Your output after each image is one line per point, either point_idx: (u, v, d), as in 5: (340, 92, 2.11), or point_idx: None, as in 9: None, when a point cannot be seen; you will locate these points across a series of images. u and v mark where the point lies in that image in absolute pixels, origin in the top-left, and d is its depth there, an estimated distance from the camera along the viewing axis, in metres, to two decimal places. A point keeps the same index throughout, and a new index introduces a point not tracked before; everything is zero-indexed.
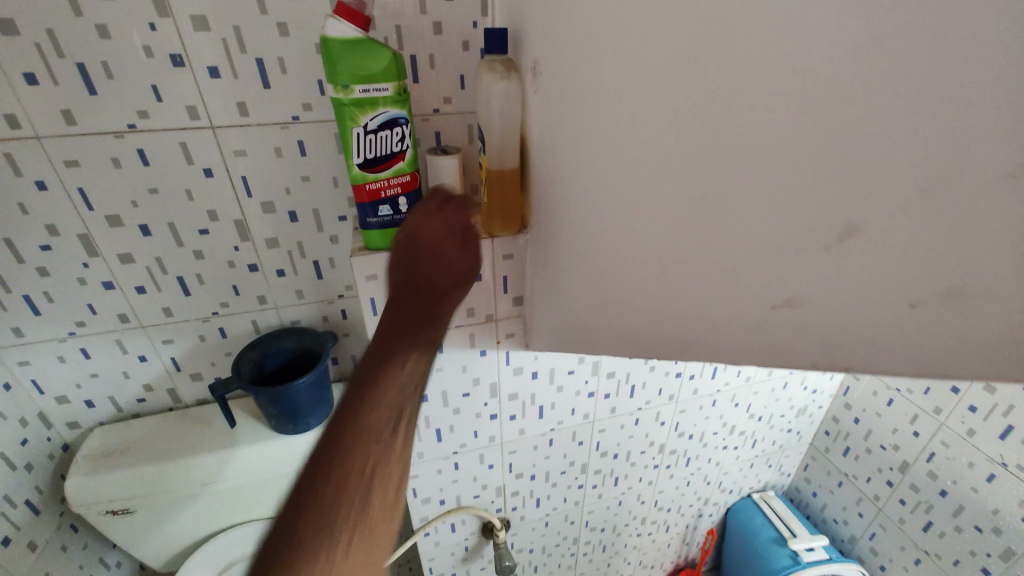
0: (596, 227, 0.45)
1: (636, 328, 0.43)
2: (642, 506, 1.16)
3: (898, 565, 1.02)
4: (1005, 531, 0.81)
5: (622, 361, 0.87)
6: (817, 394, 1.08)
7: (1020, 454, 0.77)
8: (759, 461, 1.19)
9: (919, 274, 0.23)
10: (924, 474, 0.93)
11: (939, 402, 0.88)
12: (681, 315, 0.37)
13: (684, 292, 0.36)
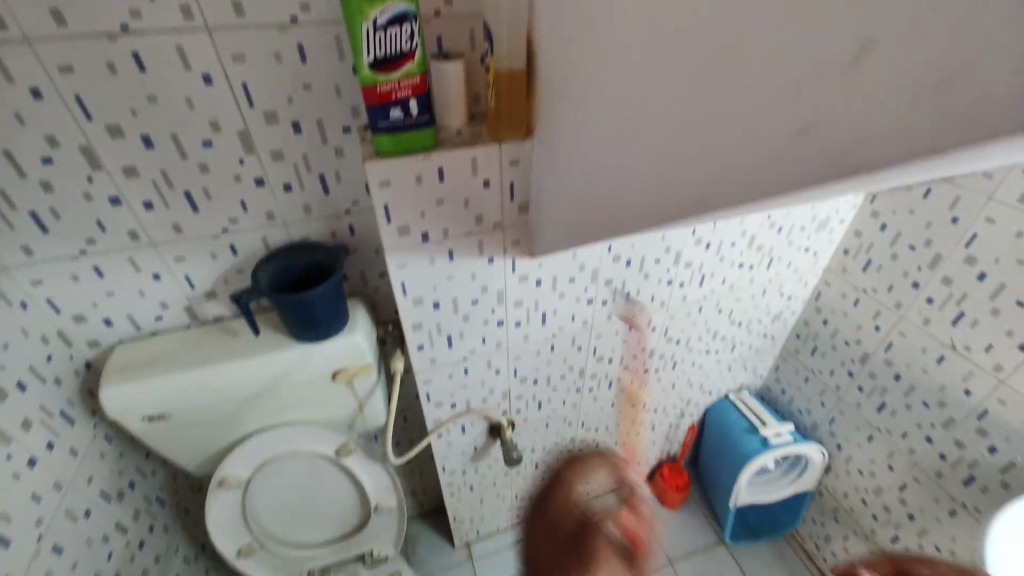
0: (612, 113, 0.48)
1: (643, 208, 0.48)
2: (633, 407, 1.28)
3: (852, 443, 1.18)
4: (948, 404, 0.94)
5: (619, 268, 0.93)
6: (793, 300, 1.18)
7: (971, 336, 0.87)
8: (739, 364, 1.30)
9: (921, 88, 0.21)
10: (882, 363, 1.05)
11: (902, 298, 0.98)
12: (684, 187, 0.41)
13: (691, 161, 0.39)
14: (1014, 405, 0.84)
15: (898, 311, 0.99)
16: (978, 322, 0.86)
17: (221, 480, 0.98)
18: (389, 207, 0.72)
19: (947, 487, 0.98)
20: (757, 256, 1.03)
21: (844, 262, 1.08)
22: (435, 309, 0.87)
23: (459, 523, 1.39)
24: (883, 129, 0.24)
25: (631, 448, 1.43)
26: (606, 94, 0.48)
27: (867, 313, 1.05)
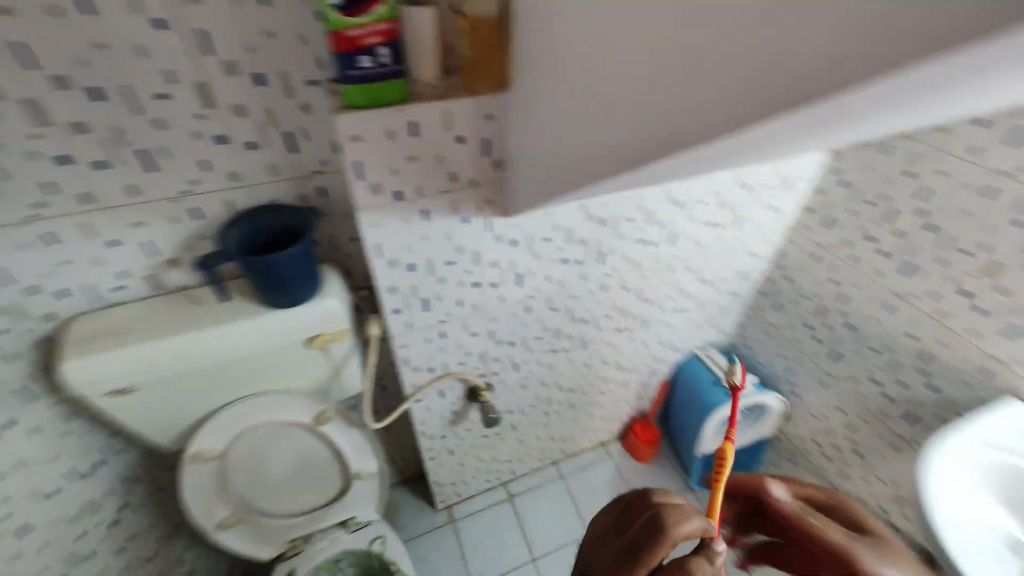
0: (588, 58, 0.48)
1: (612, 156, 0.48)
2: (607, 367, 1.33)
3: (809, 391, 1.27)
4: (895, 348, 1.02)
5: (595, 227, 0.95)
6: (757, 259, 1.23)
7: (918, 285, 0.94)
8: (705, 323, 1.36)
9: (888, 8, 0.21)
10: (837, 314, 1.12)
11: (857, 252, 1.04)
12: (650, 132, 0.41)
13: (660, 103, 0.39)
14: (952, 345, 0.92)
15: (853, 264, 1.06)
16: (924, 271, 0.93)
17: (196, 452, 0.97)
18: (362, 164, 0.70)
19: (891, 424, 1.08)
20: (726, 216, 1.07)
21: (805, 221, 1.13)
22: (412, 270, 0.86)
23: (440, 486, 1.42)
24: (849, 49, 0.23)
25: (604, 406, 1.49)
26: (579, 40, 0.48)
27: (825, 268, 1.12)
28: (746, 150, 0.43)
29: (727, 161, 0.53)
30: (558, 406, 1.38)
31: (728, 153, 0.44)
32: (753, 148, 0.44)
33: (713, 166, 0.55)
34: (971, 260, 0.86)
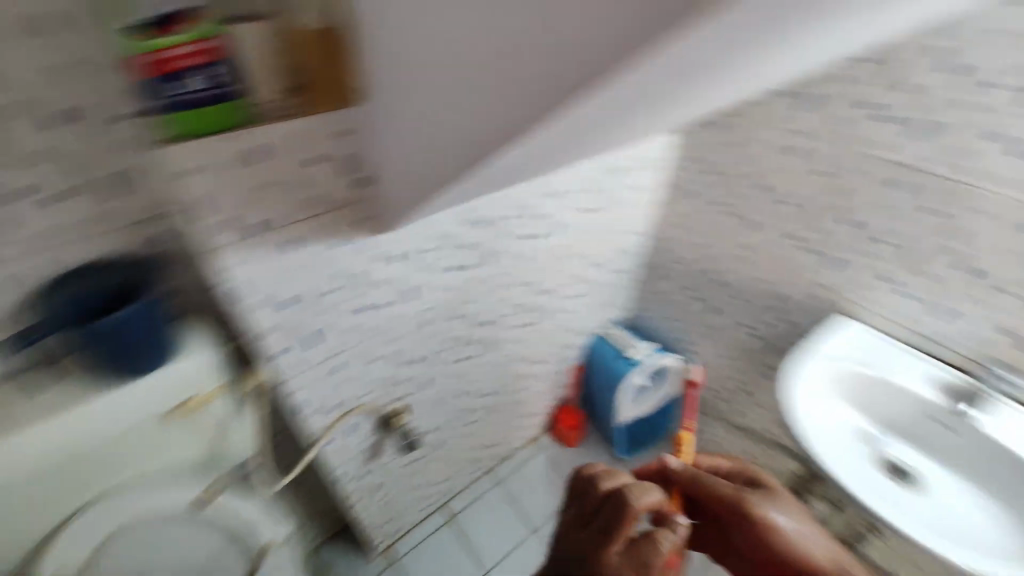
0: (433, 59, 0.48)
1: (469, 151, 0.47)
2: (522, 363, 1.35)
3: (698, 345, 1.42)
4: (755, 295, 1.18)
5: (481, 230, 0.96)
6: (637, 236, 1.34)
7: (760, 237, 1.10)
8: (605, 302, 1.45)
9: None
10: (706, 273, 1.27)
11: (711, 217, 1.19)
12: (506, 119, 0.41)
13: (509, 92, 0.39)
14: (795, 284, 1.08)
15: (710, 228, 1.20)
16: (764, 225, 1.08)
17: None
18: (209, 200, 0.62)
19: (764, 359, 1.25)
20: (601, 201, 1.15)
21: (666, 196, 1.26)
22: (292, 308, 0.78)
23: (373, 527, 1.33)
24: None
25: (527, 402, 1.52)
26: (427, 36, 0.47)
27: (689, 235, 1.26)
28: (599, 129, 0.46)
29: (586, 143, 0.57)
30: (482, 414, 1.37)
31: (583, 134, 0.47)
32: (625, 123, 0.46)
33: (576, 149, 0.59)
34: (795, 210, 1.02)
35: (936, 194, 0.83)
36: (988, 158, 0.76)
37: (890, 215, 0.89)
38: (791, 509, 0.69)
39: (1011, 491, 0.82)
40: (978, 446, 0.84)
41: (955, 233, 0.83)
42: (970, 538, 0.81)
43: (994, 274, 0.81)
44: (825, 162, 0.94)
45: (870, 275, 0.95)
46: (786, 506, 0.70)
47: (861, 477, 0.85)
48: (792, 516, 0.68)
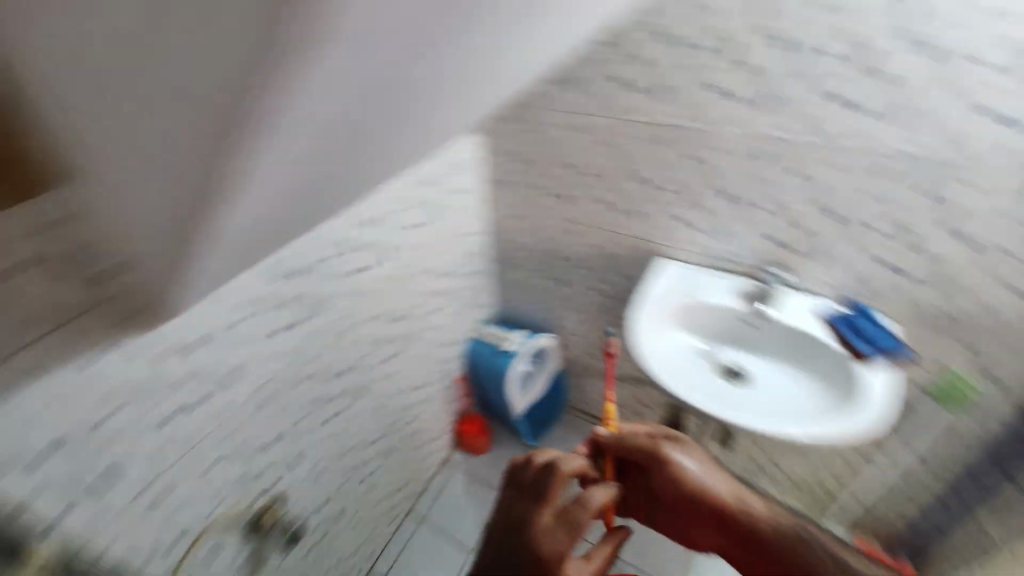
0: (102, 117, 0.37)
1: (196, 206, 0.38)
2: (401, 396, 1.28)
3: (564, 318, 1.50)
4: (592, 259, 1.27)
5: (298, 280, 0.86)
6: (477, 236, 1.35)
7: (579, 208, 1.18)
8: (467, 306, 1.45)
9: None
10: (548, 251, 1.34)
11: (535, 200, 1.24)
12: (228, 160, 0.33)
13: (204, 121, 0.31)
14: (617, 243, 1.19)
15: (538, 210, 1.26)
16: (579, 196, 1.16)
17: None
18: None
19: (618, 314, 1.36)
20: (424, 215, 1.13)
21: (491, 189, 1.29)
22: (53, 454, 0.61)
23: None
24: None
25: (425, 428, 1.46)
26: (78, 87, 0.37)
27: (523, 220, 1.31)
28: (359, 143, 0.43)
29: (368, 165, 0.53)
30: (377, 460, 1.29)
31: (343, 153, 0.43)
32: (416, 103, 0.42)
33: (361, 174, 0.54)
34: (597, 178, 1.11)
35: (693, 141, 0.96)
36: (714, 105, 0.90)
37: (668, 165, 1.01)
38: (698, 455, 0.79)
39: (812, 357, 0.99)
40: (779, 331, 1.01)
41: (712, 170, 0.97)
42: (796, 407, 0.98)
43: (748, 197, 0.97)
44: (604, 134, 1.04)
45: (668, 220, 1.08)
46: (693, 453, 0.79)
47: (708, 393, 0.99)
48: (699, 461, 0.78)
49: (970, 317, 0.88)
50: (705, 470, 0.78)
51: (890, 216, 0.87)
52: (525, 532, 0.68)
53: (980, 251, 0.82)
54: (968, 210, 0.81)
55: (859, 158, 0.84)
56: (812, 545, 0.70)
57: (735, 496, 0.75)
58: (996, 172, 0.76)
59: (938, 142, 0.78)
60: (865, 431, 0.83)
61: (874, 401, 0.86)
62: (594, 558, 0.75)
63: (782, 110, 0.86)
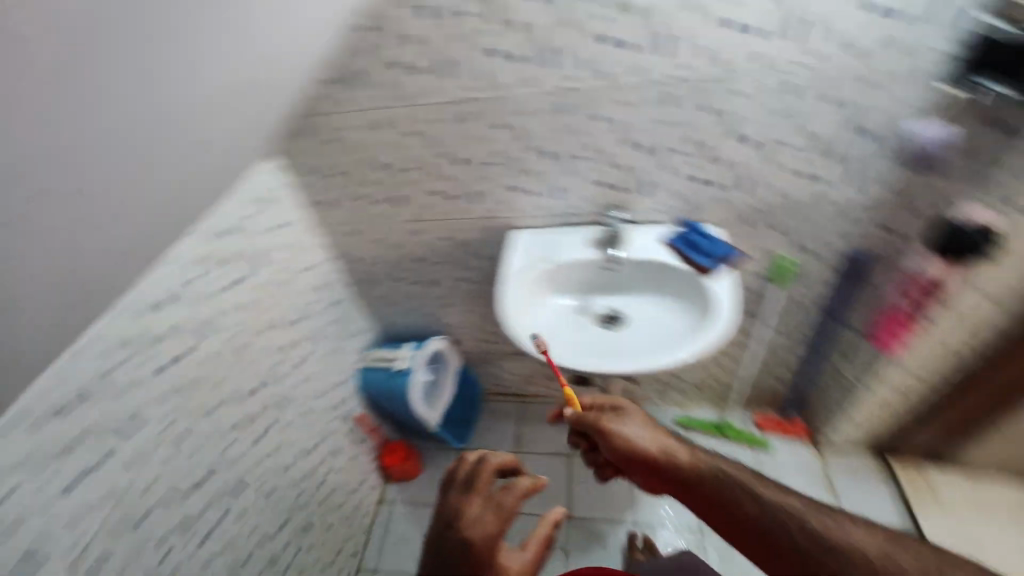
0: None
1: None
2: (294, 464, 1.15)
3: (448, 317, 1.43)
4: (449, 254, 1.22)
5: (80, 412, 0.70)
6: (315, 268, 1.22)
7: (413, 209, 1.11)
8: (336, 342, 1.32)
9: None
10: (403, 258, 1.25)
11: (366, 212, 1.14)
12: None
13: None
14: (464, 229, 1.14)
15: (374, 222, 1.16)
16: (409, 196, 1.08)
17: None
18: None
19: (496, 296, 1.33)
20: (236, 270, 0.97)
21: (315, 214, 1.16)
22: None
23: None
24: None
25: (337, 482, 1.33)
26: None
27: (363, 235, 1.20)
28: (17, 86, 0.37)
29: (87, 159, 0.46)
30: (291, 542, 1.15)
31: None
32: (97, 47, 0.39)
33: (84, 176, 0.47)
34: (417, 174, 1.03)
35: (496, 112, 0.91)
36: (505, 70, 0.86)
37: (482, 143, 0.96)
38: (643, 420, 0.80)
39: (669, 282, 1.01)
40: (634, 270, 1.02)
41: (525, 135, 0.94)
42: (671, 334, 0.99)
43: (567, 152, 0.96)
44: (407, 124, 0.95)
45: (502, 194, 1.04)
46: (637, 417, 0.81)
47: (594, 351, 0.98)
48: (642, 425, 0.78)
49: (775, 207, 0.98)
50: (647, 430, 0.78)
51: (692, 138, 0.91)
52: (449, 527, 0.62)
53: (767, 150, 0.90)
54: (749, 117, 0.87)
55: (649, 93, 0.86)
56: (741, 484, 0.68)
57: (675, 450, 0.74)
58: (759, 79, 0.82)
59: (707, 64, 0.82)
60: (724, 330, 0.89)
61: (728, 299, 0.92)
62: (531, 542, 0.69)
63: (568, 62, 0.84)
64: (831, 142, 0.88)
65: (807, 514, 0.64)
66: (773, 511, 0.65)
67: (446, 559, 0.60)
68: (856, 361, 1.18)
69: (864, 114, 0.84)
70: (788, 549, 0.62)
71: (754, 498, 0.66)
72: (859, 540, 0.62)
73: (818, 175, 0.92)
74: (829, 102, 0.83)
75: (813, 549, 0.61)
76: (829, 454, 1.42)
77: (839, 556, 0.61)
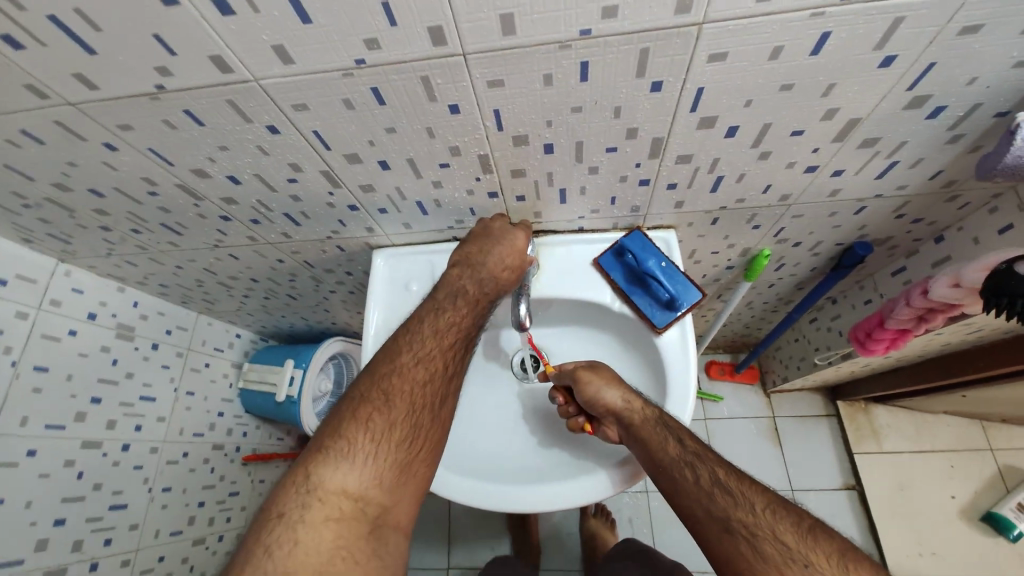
0: None
1: None
2: (172, 549, 0.93)
3: (330, 318, 1.10)
4: (293, 273, 0.83)
5: None
6: (101, 313, 0.83)
7: (204, 234, 0.68)
8: (184, 384, 0.98)
9: None
10: (229, 280, 0.86)
11: (131, 242, 0.71)
12: None
13: None
14: (304, 250, 0.74)
15: (154, 250, 0.74)
16: (181, 223, 0.65)
17: None
18: None
19: None
20: None
21: (53, 247, 0.72)
22: None
23: None
24: None
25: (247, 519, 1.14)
26: None
27: (151, 263, 0.78)
28: None
29: None
30: None
31: None
32: None
33: None
34: (177, 198, 0.59)
35: (258, 107, 0.44)
36: (194, 34, 0.36)
37: (256, 154, 0.51)
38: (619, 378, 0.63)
39: (611, 325, 0.69)
40: (559, 307, 0.69)
41: (327, 141, 0.49)
42: None
43: (416, 161, 0.52)
44: (85, 134, 0.47)
45: (336, 213, 0.63)
46: (612, 373, 0.63)
47: (516, 459, 0.68)
48: (614, 378, 0.61)
49: (765, 207, 0.62)
50: (614, 380, 0.62)
51: (636, 135, 0.48)
52: (482, 236, 0.61)
53: (766, 145, 0.49)
54: (737, 102, 0.44)
55: (532, 68, 0.40)
56: (676, 427, 0.55)
57: (631, 405, 0.59)
58: (765, 37, 0.37)
59: (650, 8, 0.34)
60: (688, 420, 0.59)
61: (683, 372, 0.61)
62: (467, 295, 0.60)
63: (330, 11, 0.35)
64: (877, 130, 0.47)
65: (724, 461, 0.53)
66: (692, 454, 0.53)
67: (475, 258, 0.59)
68: (820, 326, 1.01)
69: (957, 90, 0.42)
70: (693, 495, 0.50)
71: (675, 439, 0.54)
72: (750, 493, 0.49)
73: (843, 170, 0.54)
74: (895, 74, 0.40)
75: (713, 493, 0.49)
76: (778, 399, 1.32)
77: (730, 503, 0.48)
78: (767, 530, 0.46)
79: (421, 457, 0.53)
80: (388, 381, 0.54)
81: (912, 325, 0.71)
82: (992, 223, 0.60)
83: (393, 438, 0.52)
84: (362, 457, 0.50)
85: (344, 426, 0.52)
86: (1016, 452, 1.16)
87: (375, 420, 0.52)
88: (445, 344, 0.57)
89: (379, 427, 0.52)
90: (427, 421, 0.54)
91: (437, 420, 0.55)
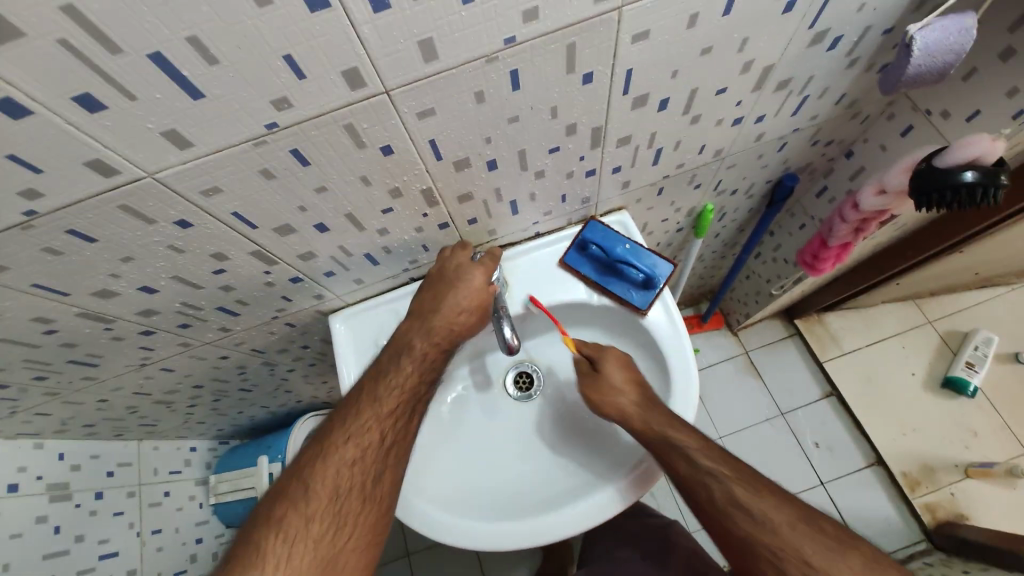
0: None
1: None
2: None
3: (293, 398, 1.00)
4: (241, 365, 0.74)
5: None
6: (23, 480, 0.70)
7: (124, 357, 0.59)
8: (145, 525, 0.85)
9: None
10: (168, 395, 0.75)
11: (35, 392, 0.60)
12: None
13: None
14: (249, 338, 0.66)
15: (67, 391, 0.63)
16: (95, 353, 0.56)
17: None
18: None
19: None
20: None
21: None
22: None
23: None
24: None
25: None
26: None
27: (66, 407, 0.67)
28: None
29: None
30: None
31: None
32: None
33: None
34: (82, 328, 0.50)
35: (162, 204, 0.37)
36: (61, 142, 0.30)
37: (169, 255, 0.44)
38: (628, 375, 0.60)
39: (591, 322, 0.68)
40: (538, 318, 0.66)
41: (251, 219, 0.43)
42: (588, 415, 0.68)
43: (355, 214, 0.47)
44: None
45: (278, 290, 0.56)
46: (618, 373, 0.60)
47: (518, 486, 0.65)
48: (620, 381, 0.59)
49: (703, 166, 0.63)
50: (619, 383, 0.59)
51: (575, 130, 0.47)
52: (438, 276, 0.58)
53: (695, 109, 0.50)
54: (664, 75, 0.43)
55: (460, 89, 0.37)
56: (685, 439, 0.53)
57: (626, 420, 0.57)
58: (681, 8, 0.37)
59: (570, 1, 0.33)
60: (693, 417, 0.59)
61: (680, 347, 0.61)
62: (423, 350, 0.56)
63: (224, 79, 0.30)
64: (788, 72, 0.50)
65: (744, 467, 0.51)
66: (705, 474, 0.51)
67: (428, 306, 0.57)
68: (766, 260, 1.07)
69: (850, 19, 0.45)
70: (709, 513, 0.50)
71: (682, 455, 0.52)
72: (768, 508, 0.48)
73: (764, 116, 0.56)
74: (797, 16, 0.42)
75: (730, 513, 0.49)
76: (745, 335, 1.39)
77: (750, 523, 0.48)
78: (793, 553, 0.46)
79: (349, 548, 0.48)
80: (311, 467, 0.50)
81: (852, 237, 0.76)
82: (893, 128, 0.65)
83: (311, 534, 0.47)
84: (274, 563, 0.44)
85: (259, 529, 0.47)
86: (949, 318, 1.31)
87: (292, 517, 0.47)
88: (380, 416, 0.52)
89: (296, 524, 0.47)
90: (356, 504, 0.49)
91: (371, 501, 0.50)
